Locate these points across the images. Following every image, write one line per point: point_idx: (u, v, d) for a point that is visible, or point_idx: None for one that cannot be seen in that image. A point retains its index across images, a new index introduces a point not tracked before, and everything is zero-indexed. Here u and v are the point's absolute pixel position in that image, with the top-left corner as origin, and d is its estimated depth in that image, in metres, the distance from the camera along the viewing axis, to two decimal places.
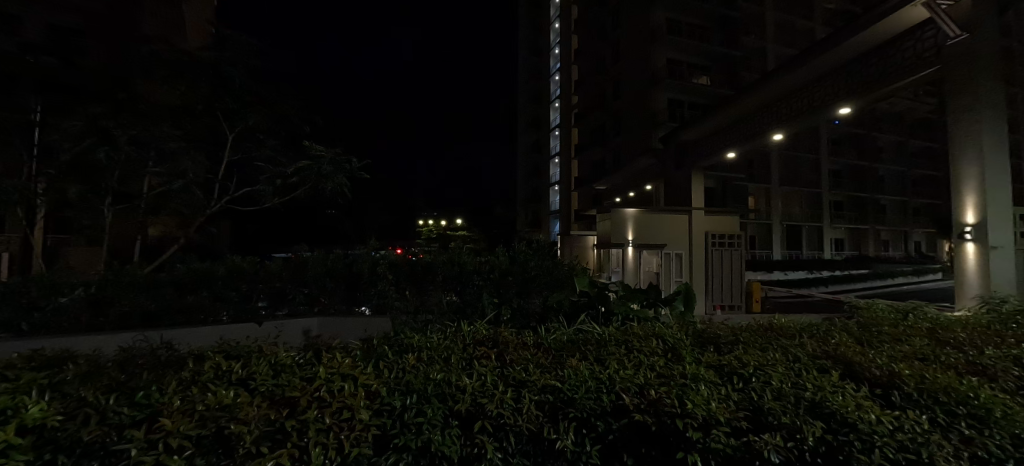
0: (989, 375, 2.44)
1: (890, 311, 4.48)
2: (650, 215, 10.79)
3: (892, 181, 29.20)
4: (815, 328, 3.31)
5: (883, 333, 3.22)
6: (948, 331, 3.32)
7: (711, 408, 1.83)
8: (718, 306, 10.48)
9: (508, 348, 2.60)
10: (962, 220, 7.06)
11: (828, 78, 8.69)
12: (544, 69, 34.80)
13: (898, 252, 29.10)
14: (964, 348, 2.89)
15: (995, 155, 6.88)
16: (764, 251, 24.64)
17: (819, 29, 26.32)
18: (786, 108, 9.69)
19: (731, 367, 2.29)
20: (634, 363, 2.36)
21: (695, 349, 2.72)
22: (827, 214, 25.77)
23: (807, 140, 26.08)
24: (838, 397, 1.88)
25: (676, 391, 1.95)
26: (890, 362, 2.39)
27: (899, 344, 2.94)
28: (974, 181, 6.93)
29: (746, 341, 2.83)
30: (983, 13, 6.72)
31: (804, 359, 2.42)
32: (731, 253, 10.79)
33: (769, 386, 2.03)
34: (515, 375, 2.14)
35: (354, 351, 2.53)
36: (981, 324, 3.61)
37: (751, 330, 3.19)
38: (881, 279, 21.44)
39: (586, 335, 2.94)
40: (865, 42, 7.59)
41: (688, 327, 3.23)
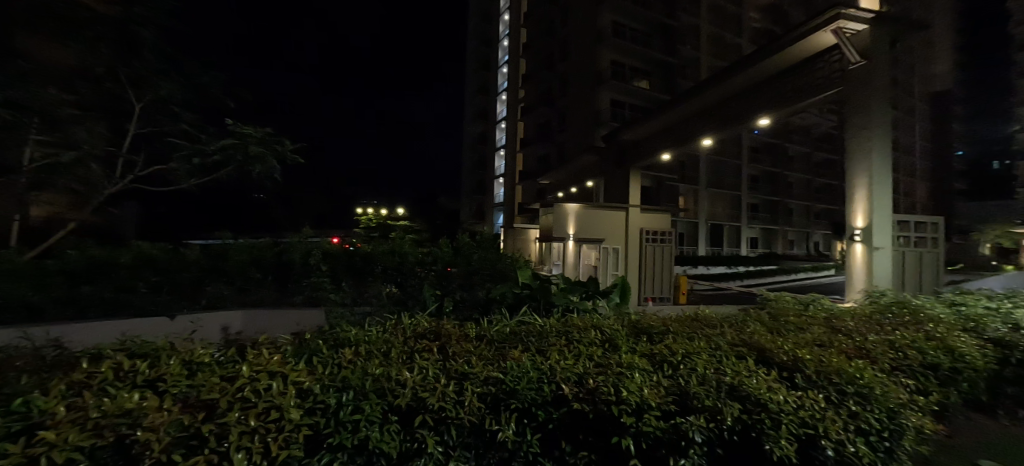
0: (871, 356, 2.82)
1: (795, 302, 5.01)
2: (590, 211, 11.06)
3: (803, 188, 32.18)
4: (733, 318, 3.62)
5: (789, 322, 3.59)
6: (842, 320, 3.77)
7: (644, 394, 1.96)
8: (650, 298, 11.16)
9: (451, 340, 2.63)
10: (853, 224, 7.97)
11: (753, 90, 9.39)
12: (492, 60, 34.62)
13: (801, 251, 32.33)
14: (852, 334, 3.31)
15: (882, 165, 7.79)
16: (691, 248, 26.29)
17: (746, 45, 28.40)
18: (715, 116, 10.43)
19: (661, 355, 2.46)
20: (574, 353, 2.48)
21: (630, 338, 2.89)
22: (746, 215, 27.94)
23: (732, 146, 28.07)
24: (752, 381, 2.08)
25: (612, 379, 2.07)
26: (793, 348, 2.67)
27: (801, 332, 3.29)
28: (865, 186, 7.82)
29: (674, 331, 3.04)
30: (878, 42, 7.59)
31: (723, 346, 2.65)
32: (664, 247, 11.50)
33: (694, 372, 2.20)
34: (457, 368, 2.17)
35: (283, 347, 2.44)
36: (868, 315, 4.13)
37: (678, 320, 3.43)
38: (789, 275, 23.70)
39: (528, 326, 3.03)
40: (781, 61, 8.36)
41: (621, 317, 3.43)
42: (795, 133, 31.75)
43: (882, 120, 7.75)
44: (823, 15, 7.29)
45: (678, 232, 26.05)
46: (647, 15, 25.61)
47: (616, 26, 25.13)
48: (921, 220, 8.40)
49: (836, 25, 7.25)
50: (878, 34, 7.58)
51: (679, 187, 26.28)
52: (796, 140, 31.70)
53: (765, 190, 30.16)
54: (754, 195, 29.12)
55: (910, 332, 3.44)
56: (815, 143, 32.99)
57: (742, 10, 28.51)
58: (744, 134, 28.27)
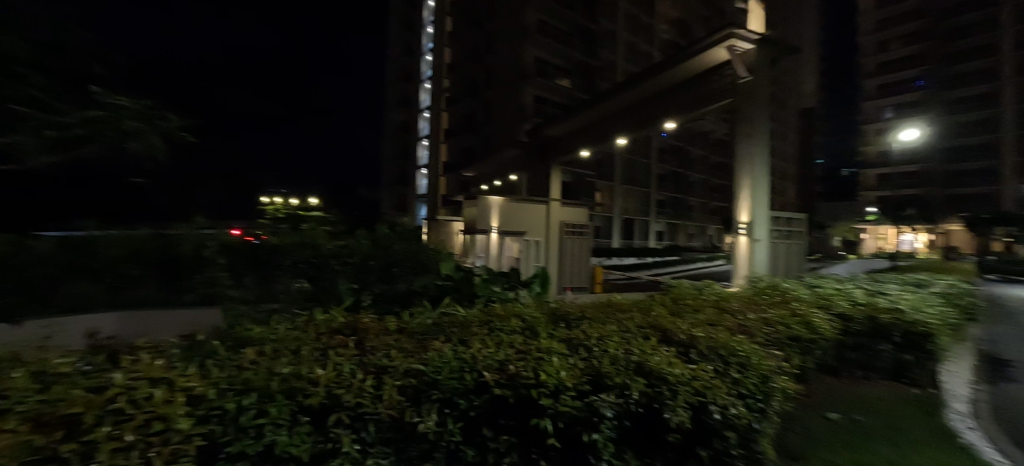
0: (751, 333, 3.24)
1: (693, 288, 5.56)
2: (514, 204, 11.29)
3: (702, 188, 35.33)
4: (642, 303, 3.95)
5: (688, 305, 4.00)
6: (729, 302, 4.28)
7: (561, 377, 2.06)
8: (569, 287, 11.72)
9: (368, 335, 2.59)
10: (738, 219, 8.94)
11: (660, 96, 10.14)
12: (415, 46, 33.62)
13: (698, 244, 35.54)
14: (738, 314, 3.76)
15: (763, 167, 8.80)
16: (605, 241, 27.74)
17: (657, 53, 30.46)
18: (627, 119, 11.14)
19: (578, 340, 2.62)
20: (497, 341, 2.55)
21: (549, 325, 3.05)
22: (653, 210, 30.07)
23: (643, 146, 30.01)
24: (654, 360, 2.31)
25: (531, 365, 2.16)
26: (689, 327, 2.99)
27: (696, 313, 3.68)
28: (747, 186, 8.79)
29: (589, 317, 3.26)
30: (761, 61, 8.57)
31: (632, 329, 2.89)
32: (582, 240, 11.96)
33: (606, 354, 2.38)
34: (375, 363, 2.15)
35: (171, 351, 2.23)
36: (751, 297, 4.73)
37: (594, 307, 3.67)
38: (689, 265, 25.97)
39: (450, 317, 3.08)
40: (682, 72, 9.13)
41: (540, 306, 3.58)
42: (696, 137, 34.69)
43: (763, 130, 8.77)
44: (718, 34, 7.99)
45: (595, 226, 27.31)
46: (570, 16, 26.43)
47: (541, 24, 25.62)
48: (792, 215, 9.66)
49: (730, 44, 7.99)
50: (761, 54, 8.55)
51: (596, 183, 27.54)
52: (697, 144, 34.66)
53: (671, 188, 32.63)
54: (662, 192, 31.39)
55: (783, 311, 3.99)
56: (713, 147, 36.30)
57: (654, 20, 30.51)
58: (654, 136, 30.33)
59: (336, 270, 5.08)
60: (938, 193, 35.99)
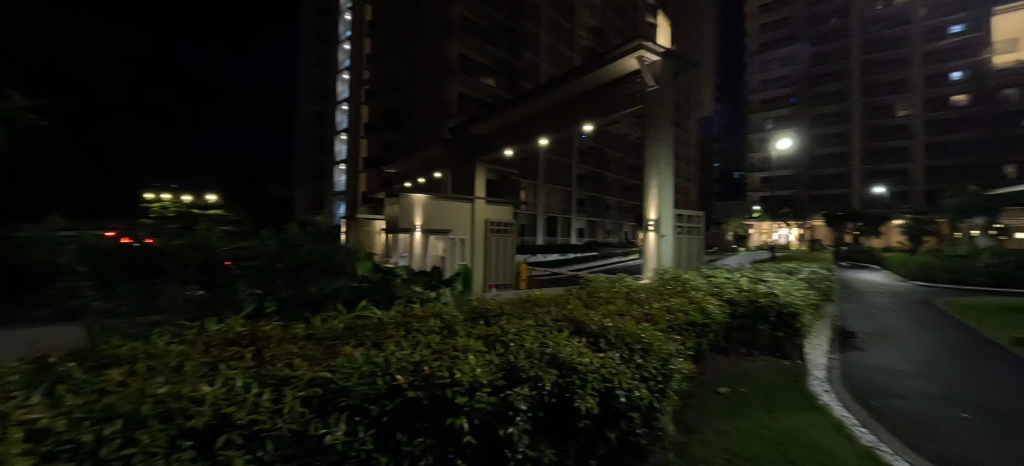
0: (655, 320, 3.53)
1: (607, 280, 5.92)
2: (436, 202, 11.07)
3: (618, 188, 37.33)
4: (559, 297, 4.13)
5: (601, 296, 4.25)
6: (638, 293, 4.59)
7: (476, 375, 2.07)
8: (495, 285, 11.90)
9: (269, 344, 2.41)
10: (647, 216, 9.57)
11: (578, 101, 10.59)
12: (331, 35, 31.87)
13: (616, 240, 37.57)
14: (645, 304, 4.07)
15: (667, 169, 9.49)
16: (530, 238, 28.35)
17: (577, 57, 31.68)
18: (548, 120, 11.49)
19: (495, 337, 2.67)
20: (412, 343, 2.52)
21: (467, 323, 3.07)
22: (574, 208, 31.26)
23: (565, 146, 31.04)
24: (565, 351, 2.43)
25: (446, 364, 2.14)
26: (600, 318, 3.17)
27: (608, 304, 3.93)
28: (655, 186, 9.44)
29: (507, 313, 3.34)
30: (664, 73, 9.25)
31: (548, 322, 3.01)
32: (505, 237, 12.16)
33: (521, 349, 2.44)
34: (274, 375, 1.95)
35: (13, 377, 1.89)
36: (657, 287, 5.12)
37: (513, 303, 3.76)
38: (608, 260, 27.38)
39: (365, 320, 3.00)
40: (596, 78, 9.61)
41: (459, 304, 3.62)
42: (613, 140, 36.60)
43: (667, 135, 9.46)
44: (628, 44, 8.52)
45: (519, 224, 27.78)
46: (494, 16, 26.58)
47: (465, 22, 25.51)
48: (692, 213, 10.58)
49: (639, 54, 8.59)
50: (665, 66, 9.24)
51: (521, 181, 27.99)
52: (613, 146, 36.58)
53: (591, 187, 34.12)
54: (582, 191, 32.72)
55: (684, 300, 4.37)
56: (628, 149, 38.48)
57: (574, 27, 31.65)
58: (575, 138, 31.46)
59: (235, 274, 3.71)
60: (806, 193, 41.83)
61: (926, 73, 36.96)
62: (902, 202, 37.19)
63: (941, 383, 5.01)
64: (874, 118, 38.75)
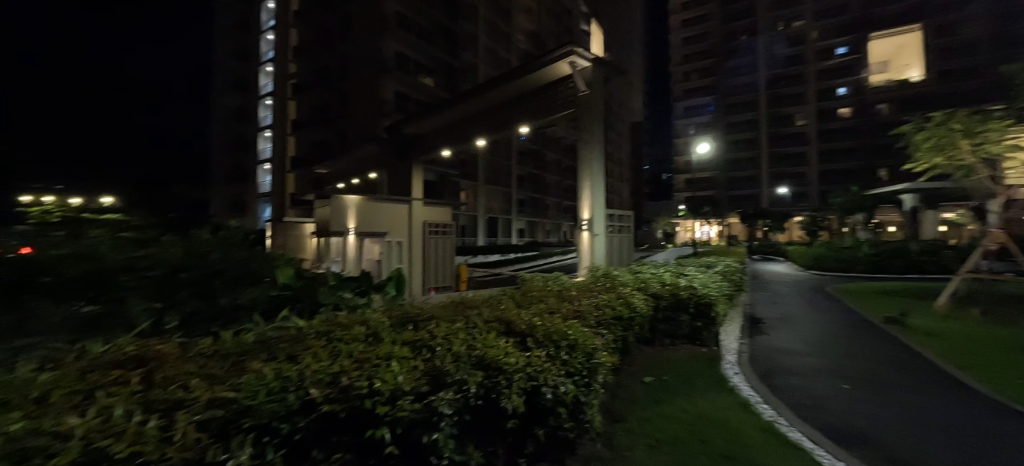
0: (583, 317, 3.66)
1: (541, 279, 6.02)
2: (372, 203, 10.71)
3: (556, 188, 38.19)
4: (491, 298, 4.15)
5: (533, 296, 4.32)
6: (570, 291, 4.72)
7: (399, 381, 1.97)
8: (434, 288, 11.80)
9: (166, 362, 2.10)
10: (580, 215, 9.77)
11: (515, 102, 10.71)
12: (253, 24, 29.83)
13: (555, 240, 38.41)
14: (575, 300, 4.19)
15: (598, 170, 9.75)
16: (471, 239, 28.23)
17: (515, 59, 32.05)
18: (485, 121, 11.51)
19: (422, 342, 2.61)
20: (333, 352, 2.37)
21: (394, 329, 2.96)
22: (514, 208, 31.58)
23: (504, 148, 31.25)
24: (492, 351, 2.43)
25: (366, 374, 2.00)
26: (529, 318, 3.22)
27: (539, 302, 4.01)
28: (587, 186, 9.63)
29: (436, 316, 3.29)
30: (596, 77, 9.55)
31: (479, 324, 3.00)
32: (444, 239, 12.00)
33: (449, 352, 2.40)
34: (168, 397, 1.69)
35: None
36: (589, 285, 5.30)
37: (444, 305, 3.72)
38: (548, 259, 27.94)
39: (284, 331, 2.82)
40: (532, 80, 9.75)
41: (387, 308, 3.51)
42: (551, 142, 37.37)
43: (598, 138, 9.74)
44: (561, 49, 8.71)
45: (460, 225, 27.60)
46: (431, 14, 26.10)
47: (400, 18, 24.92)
48: (623, 212, 11.05)
49: (571, 59, 8.80)
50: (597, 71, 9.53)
51: (460, 182, 27.78)
52: (551, 148, 37.37)
53: (530, 188, 34.59)
54: (522, 192, 33.12)
55: (613, 296, 4.52)
56: (566, 151, 39.46)
57: (511, 29, 31.95)
58: (514, 139, 31.77)
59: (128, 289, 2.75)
60: (724, 194, 45.32)
61: (820, 88, 41.34)
62: (803, 201, 41.37)
63: (831, 360, 5.66)
64: (779, 126, 42.70)
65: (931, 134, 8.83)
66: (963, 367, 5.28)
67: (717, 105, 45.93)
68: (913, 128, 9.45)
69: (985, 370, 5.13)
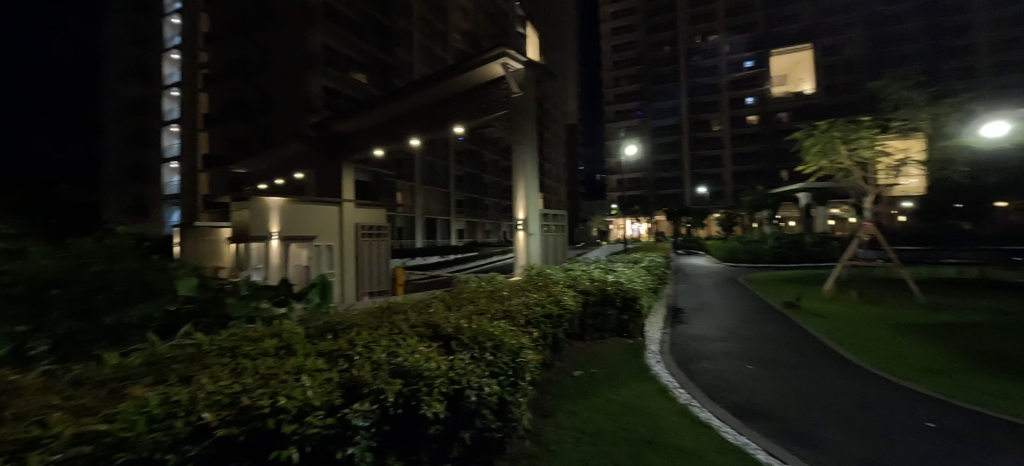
0: (512, 317, 3.72)
1: (475, 280, 6.04)
2: (298, 206, 10.10)
3: (495, 189, 38.37)
4: (420, 302, 4.11)
5: (464, 297, 4.32)
6: (501, 291, 4.77)
7: (308, 395, 1.82)
8: (367, 293, 11.40)
9: (27, 394, 1.80)
10: (515, 215, 9.87)
11: (448, 103, 10.65)
12: (159, 9, 27.08)
13: (494, 240, 38.57)
14: (505, 300, 4.25)
15: (532, 169, 9.87)
16: (408, 241, 27.58)
17: (451, 58, 31.79)
18: (417, 121, 11.32)
19: (339, 351, 2.48)
20: (237, 368, 2.17)
21: (311, 339, 2.80)
22: (452, 209, 31.34)
23: (442, 147, 30.88)
24: (412, 357, 2.35)
25: (271, 390, 1.82)
26: (455, 321, 3.20)
27: (468, 304, 4.01)
28: (522, 186, 9.76)
29: (359, 324, 3.18)
30: (528, 80, 9.72)
31: (403, 330, 2.94)
32: (376, 242, 11.77)
33: (367, 360, 2.29)
34: (24, 433, 1.45)
35: None
36: (521, 283, 5.40)
37: (369, 312, 3.61)
38: (488, 259, 27.97)
39: (185, 350, 2.57)
40: (465, 81, 9.74)
41: (308, 318, 3.35)
42: (489, 142, 37.44)
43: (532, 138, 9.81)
44: (493, 51, 8.86)
45: (396, 226, 26.86)
46: (362, 7, 25.08)
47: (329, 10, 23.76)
48: (556, 212, 11.32)
49: (503, 61, 8.95)
50: (529, 74, 9.71)
51: (397, 182, 27.01)
52: (489, 148, 37.46)
53: (469, 188, 34.42)
54: (460, 192, 32.88)
55: (542, 295, 4.62)
56: (503, 151, 39.71)
57: (447, 28, 31.67)
58: (451, 139, 31.47)
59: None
60: (652, 192, 47.87)
61: (731, 97, 44.74)
62: (719, 200, 44.74)
63: (743, 344, 6.15)
64: (700, 130, 45.79)
65: (818, 141, 9.82)
66: (849, 345, 5.97)
67: (645, 109, 48.31)
68: (803, 135, 10.42)
69: (866, 348, 5.83)
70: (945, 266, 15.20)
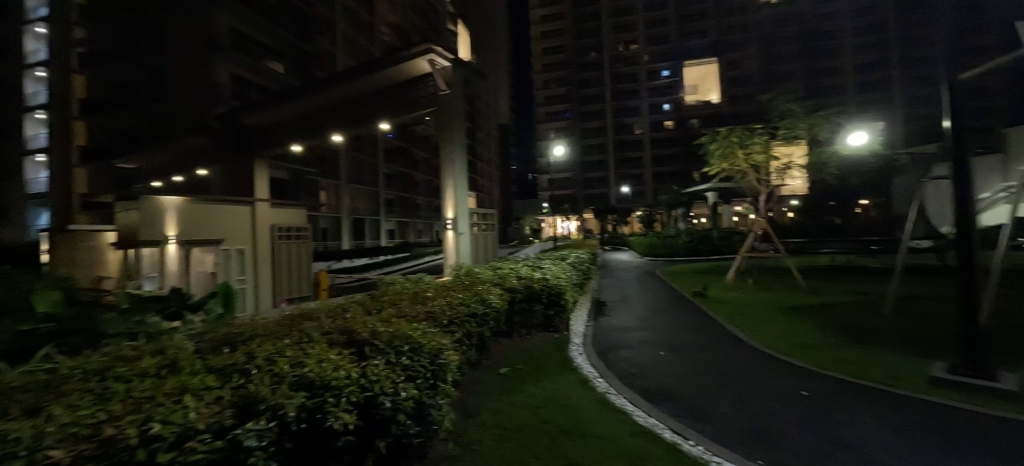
0: (435, 319, 3.64)
1: (400, 282, 5.87)
2: (197, 205, 8.98)
3: (426, 188, 37.72)
4: (336, 307, 3.89)
5: (386, 301, 4.17)
6: (426, 292, 4.64)
7: (192, 416, 1.58)
8: (286, 299, 10.82)
9: None
10: (444, 214, 9.71)
11: (371, 98, 10.30)
12: None
13: (427, 240, 37.92)
14: (429, 302, 4.14)
15: (460, 167, 9.77)
16: (334, 243, 26.26)
17: (377, 51, 30.86)
18: (337, 116, 10.75)
19: (235, 362, 2.20)
20: (102, 388, 1.84)
21: (203, 352, 2.48)
22: (381, 209, 30.45)
23: (370, 144, 29.86)
24: (320, 366, 2.16)
25: (143, 413, 1.55)
26: (372, 326, 3.04)
27: (389, 308, 3.85)
28: (451, 184, 9.61)
29: (264, 334, 2.90)
30: (454, 77, 9.66)
31: (314, 339, 2.73)
32: (296, 244, 11.19)
33: (268, 373, 2.06)
34: None
35: None
36: (447, 284, 5.32)
37: (278, 322, 3.33)
38: (419, 259, 27.46)
39: (39, 374, 2.15)
40: (389, 75, 9.45)
41: (206, 327, 3.05)
42: (420, 141, 36.75)
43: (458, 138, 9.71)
44: (419, 46, 8.68)
45: (321, 228, 25.47)
46: None
47: None
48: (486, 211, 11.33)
49: (429, 57, 8.80)
50: (455, 71, 9.63)
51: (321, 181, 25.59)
52: (420, 147, 36.76)
53: (399, 187, 33.53)
54: (390, 192, 31.91)
55: (468, 295, 4.54)
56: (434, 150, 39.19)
57: (372, 21, 30.58)
58: (379, 136, 30.46)
59: None
60: (580, 192, 49.53)
61: (650, 102, 47.50)
62: (641, 199, 47.35)
63: (659, 332, 6.55)
64: (623, 133, 48.17)
65: (721, 144, 10.57)
66: (747, 327, 6.57)
67: (573, 112, 49.80)
68: (708, 139, 11.23)
69: (762, 329, 6.45)
70: (830, 257, 17.15)
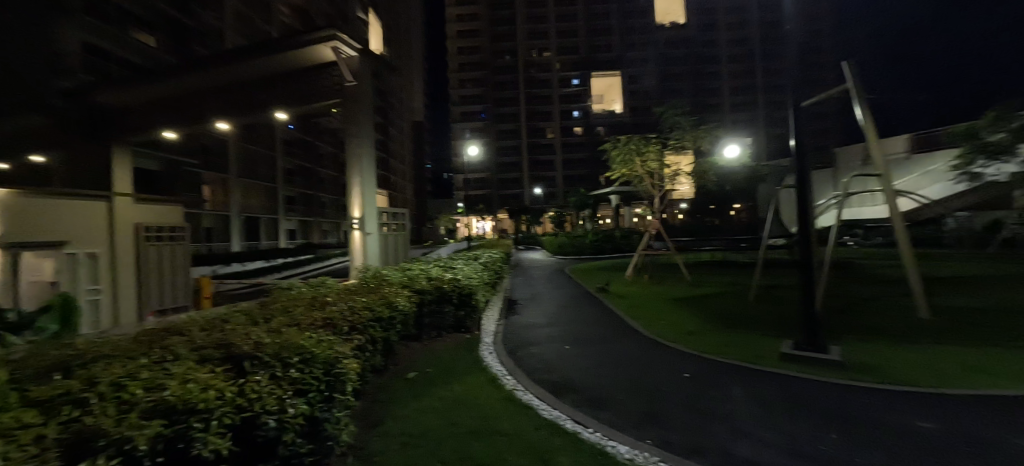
0: (333, 327, 3.44)
1: (299, 286, 5.49)
2: (31, 198, 7.53)
3: (331, 184, 35.71)
4: (219, 319, 3.51)
5: (278, 309, 3.85)
6: (325, 297, 4.35)
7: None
8: (153, 312, 9.69)
9: None
10: (350, 214, 9.19)
11: (265, 83, 9.19)
12: None
13: (332, 240, 35.87)
14: (326, 308, 3.89)
15: (368, 164, 9.31)
16: (223, 245, 23.77)
17: (275, 33, 28.46)
18: (222, 102, 9.29)
19: (71, 393, 1.85)
20: None
21: (27, 382, 2.04)
22: (280, 206, 28.28)
23: (267, 136, 27.58)
24: (186, 387, 1.90)
25: None
26: (256, 338, 2.76)
27: (278, 317, 3.53)
28: (357, 181, 9.15)
29: (118, 356, 2.49)
30: (363, 67, 9.05)
31: (182, 358, 2.40)
32: (165, 247, 10.09)
33: (115, 404, 1.75)
34: None
35: None
36: (351, 287, 5.06)
37: (140, 341, 2.90)
38: (321, 261, 25.93)
39: None
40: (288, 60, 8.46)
41: (34, 348, 2.53)
42: (324, 134, 34.64)
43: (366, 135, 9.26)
44: (322, 32, 7.85)
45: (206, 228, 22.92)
46: None
47: None
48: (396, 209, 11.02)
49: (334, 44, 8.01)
50: (364, 61, 9.04)
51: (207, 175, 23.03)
52: (324, 140, 34.66)
53: (301, 183, 31.34)
54: (290, 188, 29.68)
55: (370, 299, 4.33)
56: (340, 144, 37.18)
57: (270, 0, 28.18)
58: (278, 127, 28.19)
59: None
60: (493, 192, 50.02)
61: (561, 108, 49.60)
62: (551, 200, 49.03)
63: (564, 328, 6.81)
64: (535, 136, 49.52)
65: (623, 150, 11.42)
66: (641, 318, 7.13)
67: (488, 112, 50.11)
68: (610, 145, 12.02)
69: (655, 319, 7.03)
70: (711, 253, 19.17)
